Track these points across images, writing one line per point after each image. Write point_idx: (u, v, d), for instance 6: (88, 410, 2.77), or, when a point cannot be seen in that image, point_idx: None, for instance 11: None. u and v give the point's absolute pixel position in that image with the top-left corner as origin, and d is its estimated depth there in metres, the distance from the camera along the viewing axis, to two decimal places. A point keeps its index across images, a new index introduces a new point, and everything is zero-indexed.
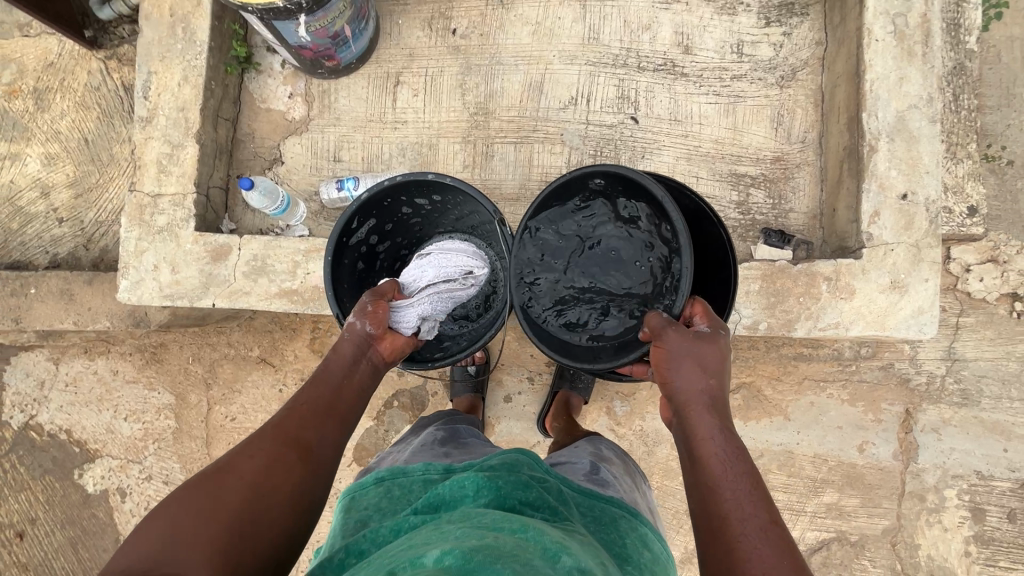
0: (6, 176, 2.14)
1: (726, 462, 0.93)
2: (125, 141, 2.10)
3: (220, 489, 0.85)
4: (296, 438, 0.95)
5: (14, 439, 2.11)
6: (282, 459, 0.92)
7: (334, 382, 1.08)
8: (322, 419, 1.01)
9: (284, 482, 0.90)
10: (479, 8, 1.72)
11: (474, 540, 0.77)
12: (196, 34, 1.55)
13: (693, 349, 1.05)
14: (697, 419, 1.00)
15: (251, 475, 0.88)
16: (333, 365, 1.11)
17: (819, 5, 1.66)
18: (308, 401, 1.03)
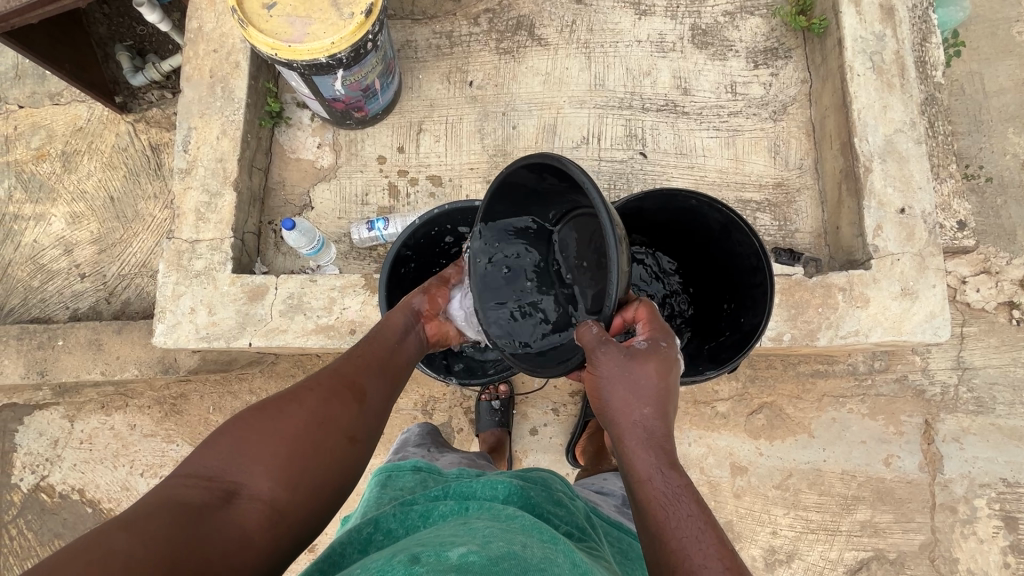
0: (30, 235, 2.18)
1: (669, 502, 0.88)
2: (151, 197, 2.17)
3: (281, 414, 0.88)
4: (352, 377, 1.00)
5: (22, 502, 2.02)
6: (339, 392, 0.95)
7: (386, 344, 1.13)
8: (375, 368, 1.05)
9: (341, 415, 0.93)
10: (493, 62, 1.87)
11: (505, 544, 0.78)
12: (235, 92, 1.66)
13: (624, 374, 0.99)
14: (634, 447, 0.95)
15: (311, 404, 0.91)
16: (384, 328, 1.18)
17: (800, 49, 1.84)
18: (363, 353, 1.08)
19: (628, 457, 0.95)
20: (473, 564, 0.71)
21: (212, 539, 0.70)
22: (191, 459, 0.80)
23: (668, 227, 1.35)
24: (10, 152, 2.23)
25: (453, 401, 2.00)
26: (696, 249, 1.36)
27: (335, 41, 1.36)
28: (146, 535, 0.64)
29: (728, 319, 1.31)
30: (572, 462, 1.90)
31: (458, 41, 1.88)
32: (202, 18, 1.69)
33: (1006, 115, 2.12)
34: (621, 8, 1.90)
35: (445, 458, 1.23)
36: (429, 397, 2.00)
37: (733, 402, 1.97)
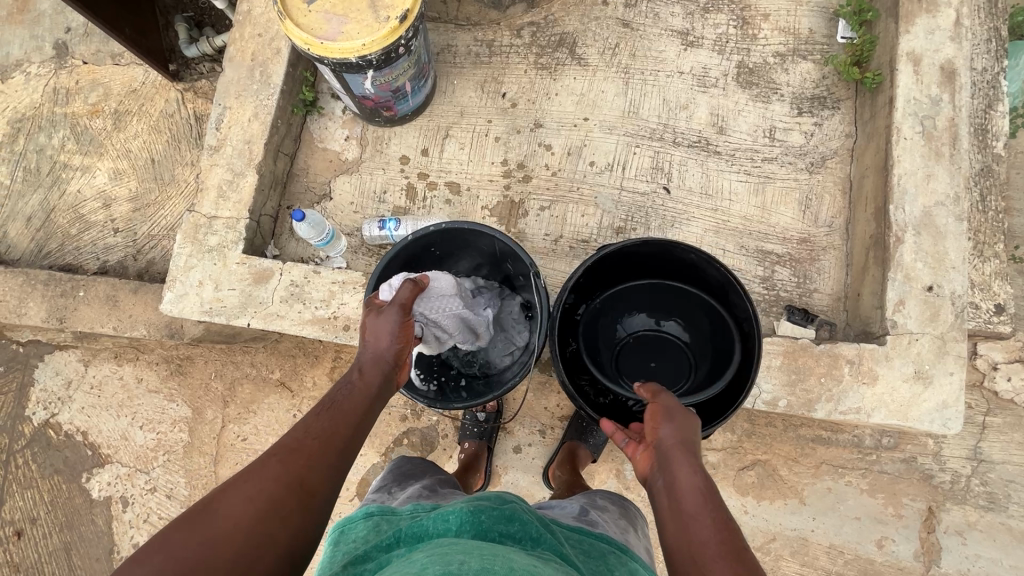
0: (74, 185, 2.30)
1: (710, 501, 0.88)
2: (188, 164, 2.26)
3: (214, 530, 0.75)
4: (304, 472, 0.85)
5: (31, 435, 2.15)
6: (282, 497, 0.81)
7: (354, 413, 0.97)
8: (332, 454, 0.90)
9: (284, 525, 0.80)
10: (528, 76, 1.85)
11: (441, 564, 0.76)
12: (272, 77, 1.70)
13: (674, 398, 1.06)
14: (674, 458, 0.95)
15: (248, 518, 0.78)
16: (355, 390, 1.01)
17: (850, 101, 1.76)
18: (322, 430, 0.92)
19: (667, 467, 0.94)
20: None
21: None
22: None
23: (674, 274, 1.33)
24: (68, 104, 2.36)
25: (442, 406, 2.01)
26: (701, 301, 1.33)
27: (366, 43, 1.37)
28: None
29: (715, 379, 1.27)
30: (547, 484, 1.88)
31: (497, 51, 1.87)
32: (252, 2, 1.74)
33: None
34: (667, 37, 1.85)
35: (402, 495, 1.21)
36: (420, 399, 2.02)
37: (724, 454, 1.91)
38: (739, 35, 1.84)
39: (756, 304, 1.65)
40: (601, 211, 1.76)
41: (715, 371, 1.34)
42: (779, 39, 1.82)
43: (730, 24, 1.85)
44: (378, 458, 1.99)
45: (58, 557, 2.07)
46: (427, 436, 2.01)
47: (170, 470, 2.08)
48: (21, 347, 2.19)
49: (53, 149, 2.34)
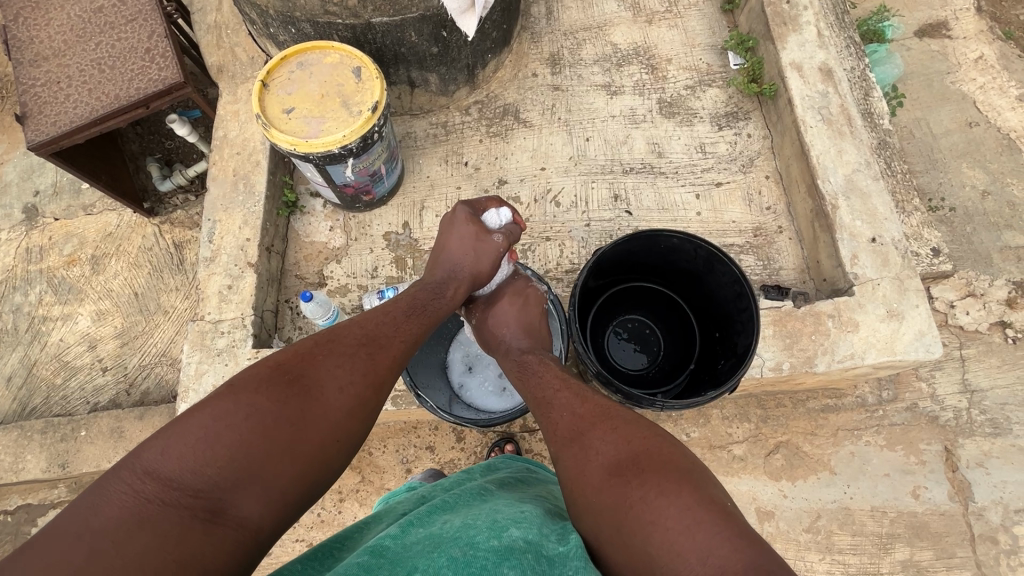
0: (56, 335, 2.29)
1: (547, 399, 1.15)
2: (174, 289, 2.31)
3: (304, 409, 0.92)
4: (376, 371, 1.05)
5: None
6: (366, 392, 1.01)
7: (401, 333, 1.16)
8: (397, 361, 1.11)
9: (360, 416, 0.99)
10: (484, 144, 2.08)
11: (425, 528, 0.89)
12: (256, 187, 1.84)
13: (485, 330, 1.46)
14: (520, 383, 1.26)
15: (334, 408, 0.96)
16: (399, 322, 1.18)
17: (757, 111, 2.07)
18: (384, 338, 1.12)
19: (522, 385, 1.25)
20: (388, 549, 0.83)
21: (217, 540, 0.78)
22: (176, 459, 0.81)
23: (660, 262, 1.48)
24: (43, 260, 2.40)
25: (468, 464, 2.01)
26: (690, 281, 1.48)
27: (346, 134, 1.55)
28: (154, 532, 0.74)
29: (723, 344, 1.42)
30: None
31: (452, 130, 2.11)
32: (227, 127, 1.92)
33: (957, 152, 2.34)
34: (594, 91, 2.15)
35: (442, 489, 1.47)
36: (446, 464, 2.00)
37: (748, 444, 1.96)
38: (652, 78, 2.17)
39: None
40: (576, 242, 1.93)
41: (708, 326, 1.51)
42: (686, 75, 2.16)
43: (642, 71, 2.18)
44: None
45: None
46: None
47: None
48: (11, 516, 2.04)
49: (31, 304, 2.34)
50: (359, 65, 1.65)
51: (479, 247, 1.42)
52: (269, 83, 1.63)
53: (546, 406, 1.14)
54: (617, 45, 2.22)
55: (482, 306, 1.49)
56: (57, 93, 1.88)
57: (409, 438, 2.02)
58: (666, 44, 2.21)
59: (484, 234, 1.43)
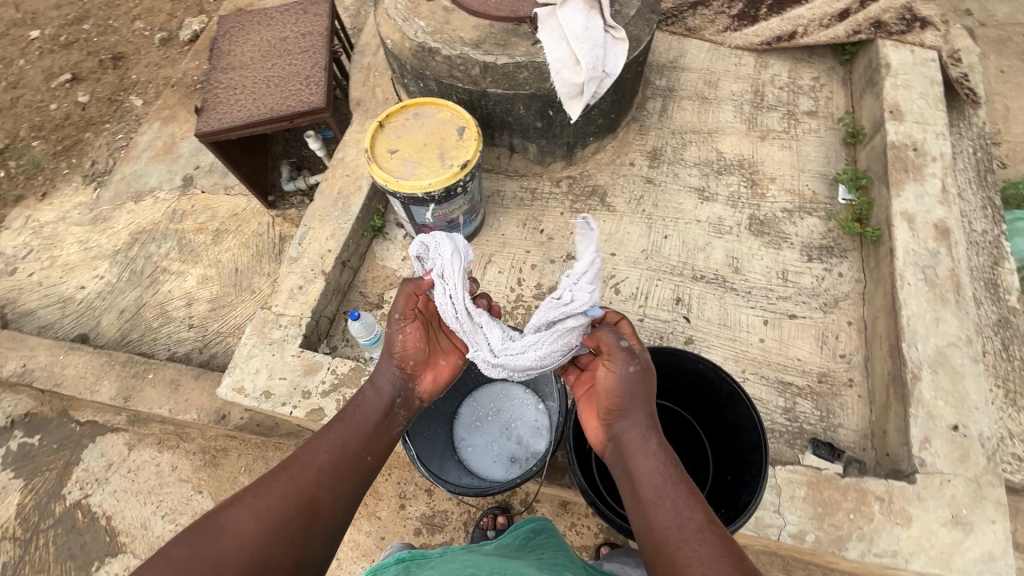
0: (167, 286, 2.67)
1: (689, 534, 0.96)
2: (266, 274, 2.61)
3: (224, 546, 0.97)
4: (302, 493, 1.08)
5: (59, 514, 2.19)
6: (292, 515, 1.04)
7: (336, 445, 1.17)
8: (331, 476, 1.12)
9: (283, 539, 1.01)
10: (564, 217, 2.15)
11: None
12: (351, 207, 2.06)
13: (631, 390, 1.12)
14: (652, 491, 1.03)
15: (251, 538, 0.99)
16: (337, 434, 1.19)
17: (856, 251, 1.94)
18: (316, 456, 1.14)
19: (655, 499, 1.02)
20: None
21: None
22: None
23: (683, 386, 1.47)
24: (181, 222, 2.84)
25: (458, 520, 1.97)
26: (708, 415, 1.45)
27: (432, 183, 1.70)
28: None
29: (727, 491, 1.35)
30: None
31: (538, 197, 2.21)
32: (346, 152, 2.18)
33: None
34: (686, 192, 2.15)
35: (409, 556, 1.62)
36: (438, 513, 1.99)
37: None
38: (750, 193, 2.12)
39: (779, 435, 1.66)
40: None
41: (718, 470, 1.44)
42: (786, 198, 2.09)
43: (741, 184, 2.14)
44: None
45: None
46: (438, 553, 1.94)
47: None
48: (79, 427, 2.35)
49: (159, 255, 2.76)
50: (464, 126, 1.82)
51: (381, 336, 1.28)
52: (385, 125, 1.85)
53: (682, 551, 0.94)
54: (722, 154, 2.22)
55: (639, 359, 1.15)
56: (230, 97, 2.28)
57: (412, 474, 2.04)
58: (774, 163, 2.17)
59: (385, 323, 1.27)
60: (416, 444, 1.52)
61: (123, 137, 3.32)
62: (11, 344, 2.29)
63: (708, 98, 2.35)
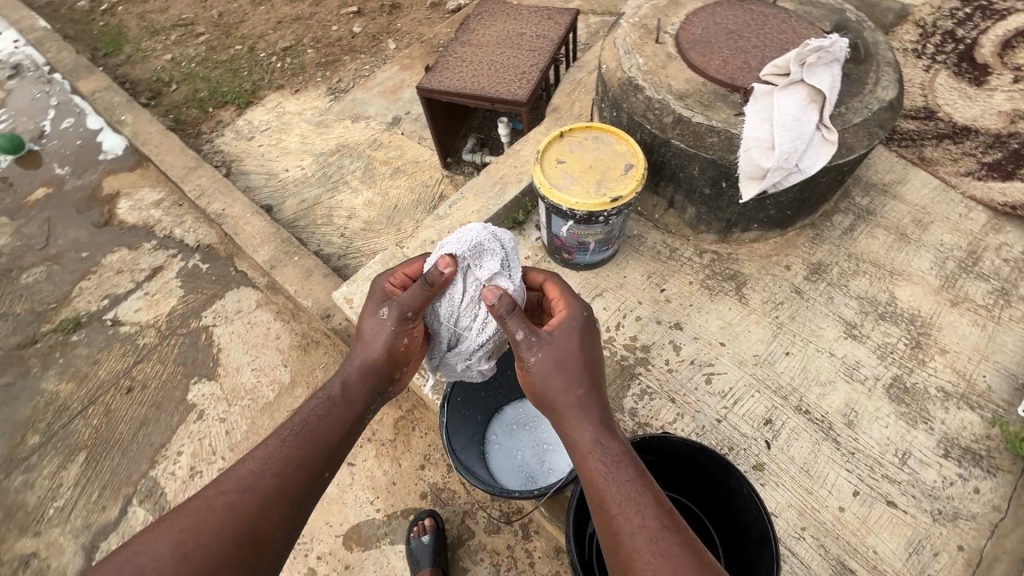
0: (341, 196, 3.12)
1: (639, 524, 1.07)
2: (416, 221, 2.93)
3: (179, 554, 1.07)
4: (254, 498, 1.15)
5: (192, 329, 2.71)
6: (243, 520, 1.13)
7: (295, 446, 1.23)
8: (284, 477, 1.19)
9: (237, 539, 1.11)
10: (691, 287, 2.09)
11: None
12: (505, 195, 2.23)
13: (549, 381, 1.21)
14: (596, 481, 1.13)
15: (203, 543, 1.09)
16: (300, 435, 1.25)
17: (1011, 476, 1.64)
18: (270, 462, 1.20)
19: (599, 491, 1.12)
20: None
21: None
22: None
23: (720, 497, 1.51)
24: (375, 151, 3.30)
25: (462, 507, 2.06)
26: (732, 535, 1.49)
27: (578, 202, 1.78)
28: None
29: None
30: None
31: (674, 258, 2.17)
32: (525, 147, 2.36)
33: None
34: (832, 320, 1.95)
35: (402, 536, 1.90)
36: (448, 491, 2.09)
37: None
38: (907, 353, 1.86)
39: None
40: (695, 424, 1.79)
41: None
42: (948, 377, 1.80)
43: (902, 339, 1.88)
44: (383, 516, 2.06)
45: (132, 421, 2.46)
46: None
47: (244, 413, 2.41)
48: (235, 273, 2.88)
49: (347, 170, 3.24)
50: (633, 164, 1.87)
51: (366, 330, 1.33)
52: (565, 137, 1.97)
53: (634, 541, 1.05)
54: (896, 300, 1.96)
55: (546, 341, 1.23)
56: (456, 66, 2.60)
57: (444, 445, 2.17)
58: (952, 335, 1.87)
59: (370, 316, 1.33)
60: (453, 419, 1.65)
61: (368, 68, 3.94)
62: (222, 190, 2.89)
63: (909, 236, 2.09)
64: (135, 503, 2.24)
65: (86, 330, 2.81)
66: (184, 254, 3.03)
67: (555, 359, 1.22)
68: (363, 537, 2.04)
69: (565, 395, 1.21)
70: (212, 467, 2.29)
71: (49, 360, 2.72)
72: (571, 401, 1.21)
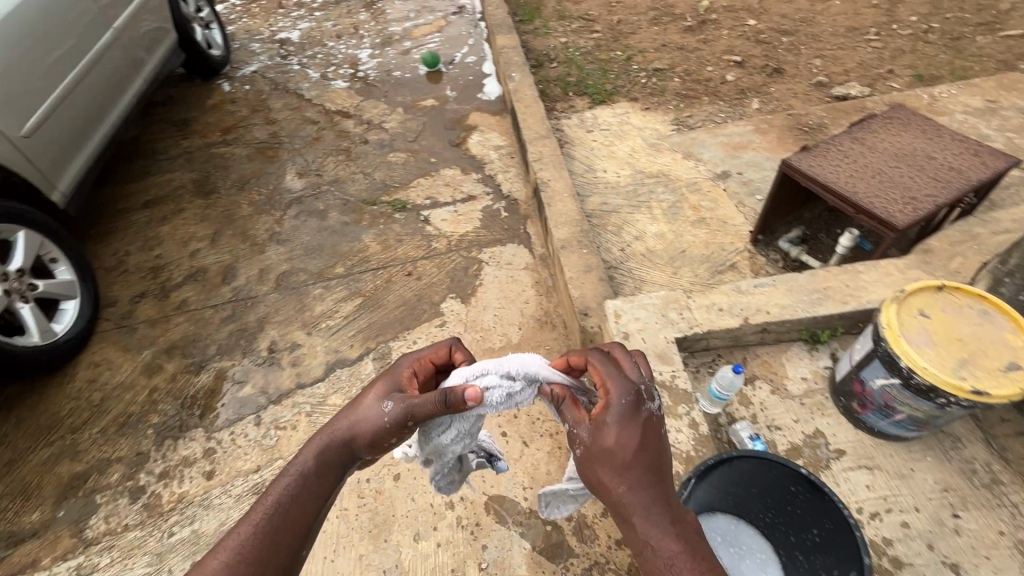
0: (639, 216, 3.23)
1: None
2: (694, 274, 2.88)
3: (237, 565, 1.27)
4: (293, 514, 1.36)
5: (470, 257, 3.15)
6: (288, 532, 1.34)
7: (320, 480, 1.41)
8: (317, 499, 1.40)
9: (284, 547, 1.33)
10: (998, 539, 1.68)
11: None
12: (820, 306, 2.01)
13: (598, 470, 1.35)
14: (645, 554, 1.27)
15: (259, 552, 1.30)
16: (323, 473, 1.42)
17: None
18: (301, 490, 1.39)
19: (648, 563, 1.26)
20: None
21: None
22: None
23: None
24: (689, 195, 3.34)
25: (599, 555, 2.00)
26: None
27: (928, 369, 1.55)
28: None
29: None
30: None
31: (990, 491, 1.77)
32: (868, 271, 2.10)
33: None
34: None
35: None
36: (596, 531, 2.05)
37: None
38: None
39: None
40: None
41: None
42: None
43: None
44: (529, 506, 2.13)
45: (398, 298, 2.98)
46: (564, 547, 2.03)
47: (472, 345, 2.72)
48: (523, 234, 3.26)
49: (656, 198, 3.34)
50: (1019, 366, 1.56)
51: (374, 411, 1.44)
52: (942, 292, 1.74)
53: None
54: None
55: (587, 431, 1.39)
56: (836, 159, 2.43)
57: None
58: None
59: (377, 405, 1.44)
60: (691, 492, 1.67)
61: (721, 117, 3.97)
62: (553, 160, 3.20)
63: None
64: (372, 355, 2.72)
65: (406, 214, 3.49)
66: (495, 197, 3.53)
67: (593, 453, 1.36)
68: (505, 511, 2.13)
69: (608, 479, 1.32)
70: None
71: (375, 221, 3.47)
72: (619, 481, 1.31)
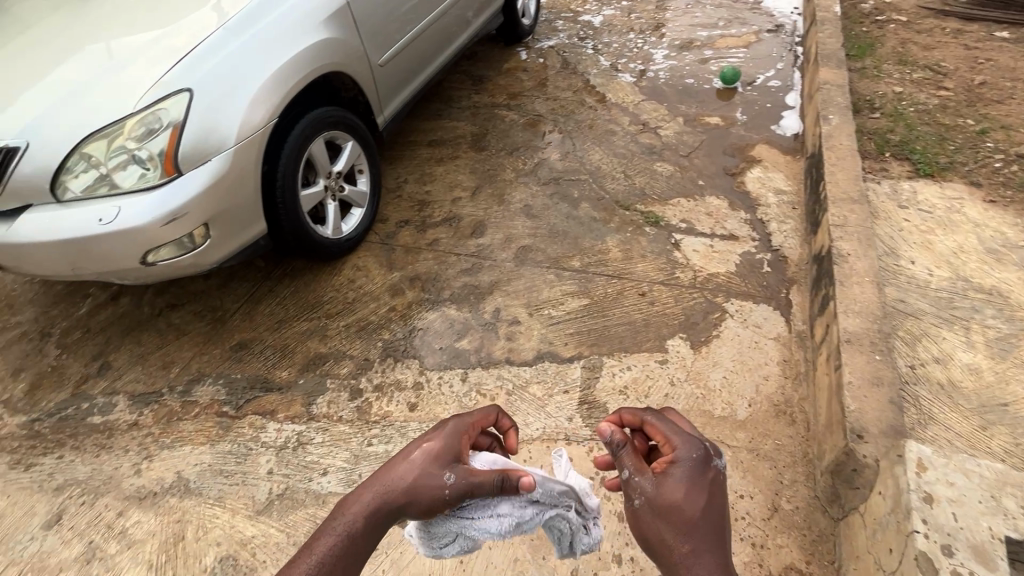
0: (950, 333, 2.54)
1: None
2: (1008, 440, 2.20)
3: None
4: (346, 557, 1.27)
5: (715, 301, 2.84)
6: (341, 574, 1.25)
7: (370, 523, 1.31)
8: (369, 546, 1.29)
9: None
10: None
11: None
12: None
13: (652, 523, 1.30)
14: None
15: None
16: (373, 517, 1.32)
17: None
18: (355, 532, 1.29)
19: None
20: None
21: None
22: None
23: None
24: None
25: None
26: None
27: None
28: None
29: None
30: None
31: None
32: None
33: None
34: None
35: None
36: None
37: None
38: None
39: None
40: None
41: None
42: None
43: None
44: None
45: (624, 314, 2.83)
46: None
47: (689, 398, 2.46)
48: (784, 299, 2.83)
49: (979, 321, 2.61)
50: None
51: (417, 473, 1.37)
52: None
53: None
54: None
55: (651, 483, 1.33)
56: None
57: None
58: None
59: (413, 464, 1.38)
60: None
61: None
62: (861, 231, 2.66)
63: None
64: (583, 363, 2.64)
65: (657, 230, 3.29)
66: (761, 245, 3.13)
67: (657, 507, 1.30)
68: None
69: (665, 532, 1.28)
70: (635, 402, 2.48)
71: (623, 226, 3.34)
72: (676, 540, 1.27)
